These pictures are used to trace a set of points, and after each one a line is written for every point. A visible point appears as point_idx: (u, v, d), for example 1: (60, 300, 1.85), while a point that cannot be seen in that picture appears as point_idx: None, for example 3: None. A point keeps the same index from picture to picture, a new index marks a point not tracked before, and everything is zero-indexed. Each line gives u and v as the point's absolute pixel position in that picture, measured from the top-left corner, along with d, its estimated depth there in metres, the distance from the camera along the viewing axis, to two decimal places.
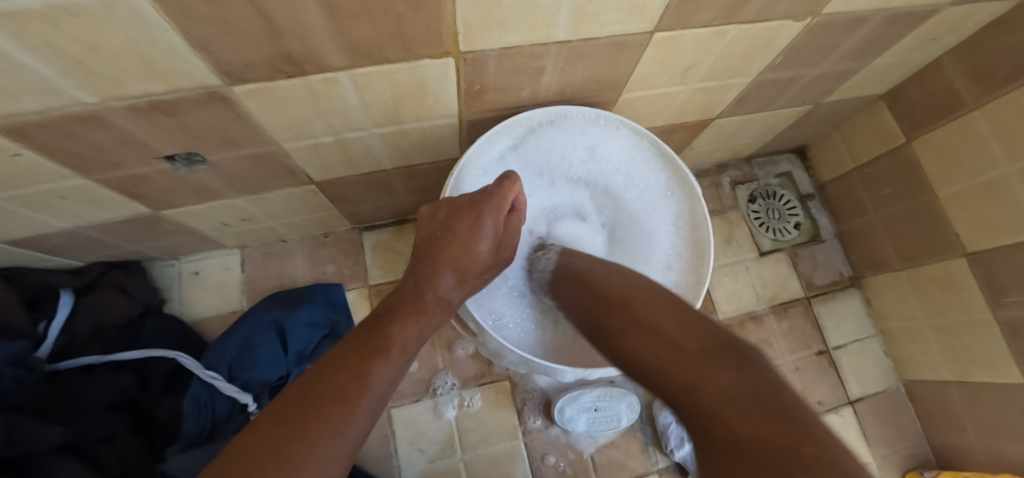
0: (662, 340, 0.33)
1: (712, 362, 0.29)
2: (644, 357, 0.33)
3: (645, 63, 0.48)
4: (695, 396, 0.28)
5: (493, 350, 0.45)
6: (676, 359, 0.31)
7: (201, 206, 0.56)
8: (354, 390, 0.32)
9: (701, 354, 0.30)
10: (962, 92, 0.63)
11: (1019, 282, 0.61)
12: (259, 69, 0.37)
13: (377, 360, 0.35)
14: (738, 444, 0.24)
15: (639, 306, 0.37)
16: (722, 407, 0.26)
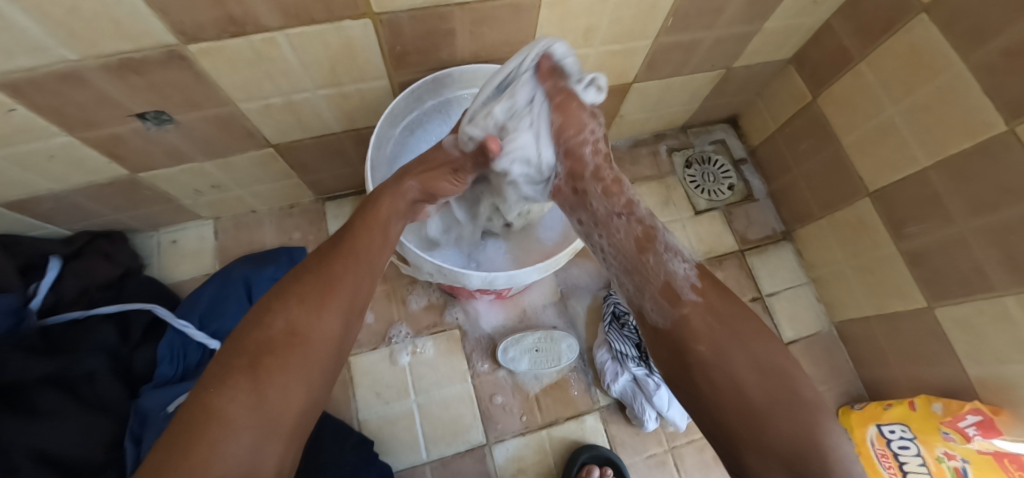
0: (746, 372, 0.34)
1: (775, 390, 0.33)
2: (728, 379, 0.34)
3: (544, 25, 0.56)
4: (754, 418, 0.32)
5: (410, 259, 0.51)
6: (765, 387, 0.33)
7: (173, 169, 0.65)
8: (337, 298, 0.39)
9: (773, 382, 0.33)
10: (852, 49, 0.70)
11: (914, 215, 0.67)
12: (206, 30, 0.45)
13: (351, 269, 0.41)
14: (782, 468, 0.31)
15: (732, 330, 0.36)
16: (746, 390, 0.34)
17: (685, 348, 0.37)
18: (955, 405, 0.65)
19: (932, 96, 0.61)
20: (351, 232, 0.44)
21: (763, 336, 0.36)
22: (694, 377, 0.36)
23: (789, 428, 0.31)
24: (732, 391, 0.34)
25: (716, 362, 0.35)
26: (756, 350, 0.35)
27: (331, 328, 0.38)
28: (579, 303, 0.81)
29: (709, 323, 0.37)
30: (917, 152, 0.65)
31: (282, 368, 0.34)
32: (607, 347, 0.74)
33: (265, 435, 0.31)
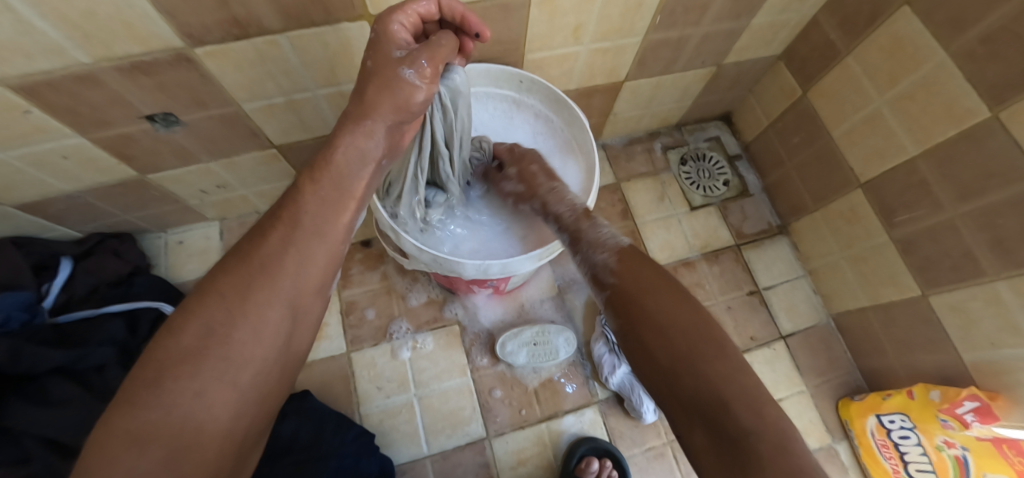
0: (673, 343, 0.36)
1: (699, 359, 0.35)
2: (658, 350, 0.37)
3: (535, 23, 0.59)
4: (678, 387, 0.35)
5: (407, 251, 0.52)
6: (686, 358, 0.35)
7: (180, 170, 0.68)
8: (267, 289, 0.34)
9: (698, 352, 0.35)
10: (838, 43, 0.71)
11: (905, 203, 0.68)
12: (213, 32, 0.48)
13: (288, 254, 0.36)
14: (700, 436, 0.34)
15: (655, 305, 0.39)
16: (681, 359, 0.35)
17: (626, 307, 0.40)
18: (953, 392, 0.65)
19: (916, 86, 0.63)
20: (289, 209, 0.38)
21: (681, 302, 0.39)
22: (630, 336, 0.39)
23: (696, 382, 0.34)
24: (660, 348, 0.37)
25: (643, 324, 0.38)
26: (672, 310, 0.38)
27: (260, 323, 0.33)
28: (577, 297, 0.82)
29: (640, 292, 0.41)
30: (905, 140, 0.66)
31: (200, 373, 0.30)
32: (604, 340, 0.74)
33: (186, 445, 0.28)
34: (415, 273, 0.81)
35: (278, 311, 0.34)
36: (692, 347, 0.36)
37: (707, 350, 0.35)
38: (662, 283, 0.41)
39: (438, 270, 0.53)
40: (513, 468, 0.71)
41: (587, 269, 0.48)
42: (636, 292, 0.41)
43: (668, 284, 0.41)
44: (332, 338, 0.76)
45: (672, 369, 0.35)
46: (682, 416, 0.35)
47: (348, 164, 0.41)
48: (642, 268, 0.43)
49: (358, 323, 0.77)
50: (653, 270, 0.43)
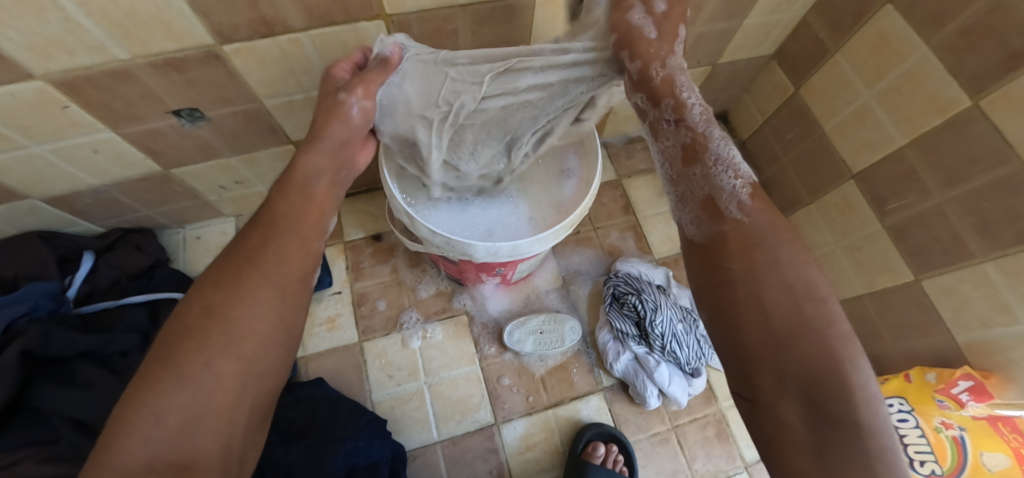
0: (780, 306, 0.32)
1: (811, 327, 0.31)
2: (759, 308, 0.33)
3: (540, 21, 0.63)
4: (775, 353, 0.31)
5: (421, 234, 0.55)
6: (795, 324, 0.31)
7: (202, 165, 0.71)
8: (257, 277, 0.36)
9: (810, 318, 0.31)
10: (827, 40, 0.75)
11: (895, 191, 0.71)
12: (241, 30, 0.51)
13: (272, 250, 0.38)
14: (779, 407, 0.31)
15: (765, 262, 0.34)
16: (784, 319, 0.32)
17: (718, 264, 0.36)
18: (947, 373, 0.67)
19: (900, 79, 0.66)
20: (269, 210, 0.41)
21: (801, 259, 0.34)
22: (721, 296, 0.35)
23: (810, 350, 0.30)
24: (761, 310, 0.32)
25: (749, 281, 0.34)
26: (788, 270, 0.33)
27: (251, 305, 0.35)
28: (581, 288, 0.84)
29: (741, 245, 0.35)
30: (892, 131, 0.69)
31: (202, 350, 0.32)
32: (608, 328, 0.77)
33: (198, 411, 0.31)
34: (424, 266, 0.84)
35: (267, 293, 0.36)
36: (801, 313, 0.32)
37: (821, 316, 0.31)
38: (782, 238, 0.35)
39: (454, 253, 0.55)
40: (521, 453, 0.72)
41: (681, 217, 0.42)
42: (740, 244, 0.35)
43: (789, 238, 0.35)
44: (345, 328, 0.79)
45: (779, 336, 0.31)
46: (769, 387, 0.31)
47: (307, 175, 0.43)
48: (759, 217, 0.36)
49: (370, 314, 0.80)
50: (768, 220, 0.36)
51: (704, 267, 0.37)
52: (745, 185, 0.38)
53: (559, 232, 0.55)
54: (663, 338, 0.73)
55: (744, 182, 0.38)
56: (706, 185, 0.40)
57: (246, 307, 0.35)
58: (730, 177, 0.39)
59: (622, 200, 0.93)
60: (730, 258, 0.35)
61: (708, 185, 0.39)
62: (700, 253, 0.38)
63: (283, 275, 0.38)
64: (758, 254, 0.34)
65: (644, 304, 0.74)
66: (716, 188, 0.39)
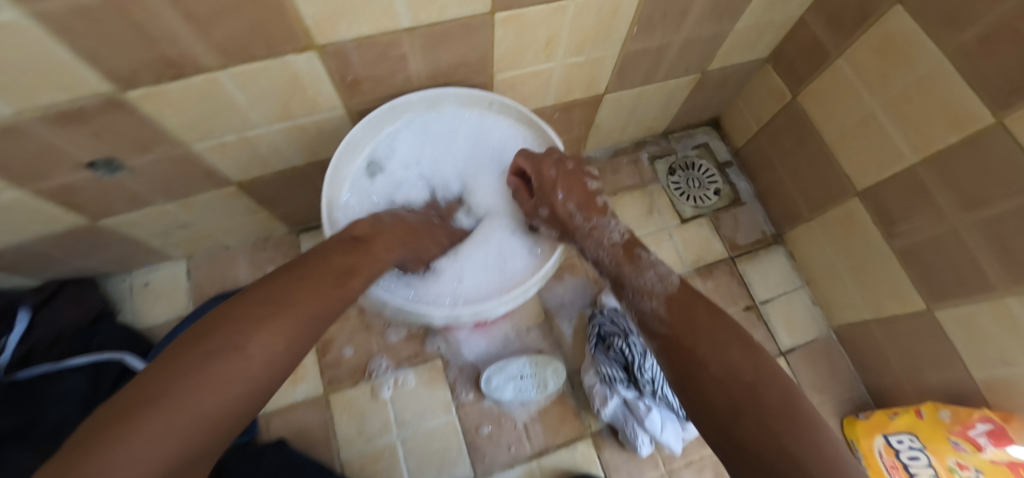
0: (733, 392, 0.35)
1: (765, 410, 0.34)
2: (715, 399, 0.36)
3: (502, 40, 0.55)
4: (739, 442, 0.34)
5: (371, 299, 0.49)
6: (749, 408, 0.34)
7: (134, 214, 0.63)
8: (253, 345, 0.32)
9: (761, 399, 0.34)
10: (828, 43, 0.67)
11: (905, 212, 0.64)
12: (144, 74, 0.44)
13: (290, 310, 0.35)
14: None
15: (713, 353, 0.38)
16: (739, 407, 0.35)
17: (678, 355, 0.40)
18: (964, 412, 0.61)
19: (910, 88, 0.58)
20: (298, 269, 0.39)
21: (736, 347, 0.38)
22: (688, 384, 0.38)
23: (763, 432, 0.33)
24: (722, 394, 0.36)
25: (704, 370, 0.37)
26: (729, 357, 0.37)
27: (230, 382, 0.29)
28: (566, 323, 0.78)
29: (691, 345, 0.39)
30: (901, 146, 0.62)
31: (149, 425, 0.25)
32: (595, 370, 0.70)
33: None
34: None
35: (252, 366, 0.31)
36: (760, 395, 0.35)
37: (772, 395, 0.35)
38: (721, 331, 0.40)
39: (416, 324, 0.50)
40: None
41: (632, 314, 0.46)
42: (688, 336, 0.40)
43: (723, 329, 0.40)
44: (309, 380, 0.72)
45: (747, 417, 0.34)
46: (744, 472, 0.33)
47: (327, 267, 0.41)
48: (692, 309, 0.42)
49: (336, 362, 0.73)
50: (703, 313, 0.41)
51: (667, 359, 0.41)
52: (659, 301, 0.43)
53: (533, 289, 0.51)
54: (653, 383, 0.67)
55: (671, 284, 0.45)
56: (636, 292, 0.46)
57: (230, 380, 0.30)
58: (659, 282, 0.45)
59: None
60: (678, 350, 0.40)
61: (636, 289, 0.46)
62: (662, 348, 0.42)
63: (284, 349, 0.34)
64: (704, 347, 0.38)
65: (631, 349, 0.68)
66: (648, 292, 0.45)
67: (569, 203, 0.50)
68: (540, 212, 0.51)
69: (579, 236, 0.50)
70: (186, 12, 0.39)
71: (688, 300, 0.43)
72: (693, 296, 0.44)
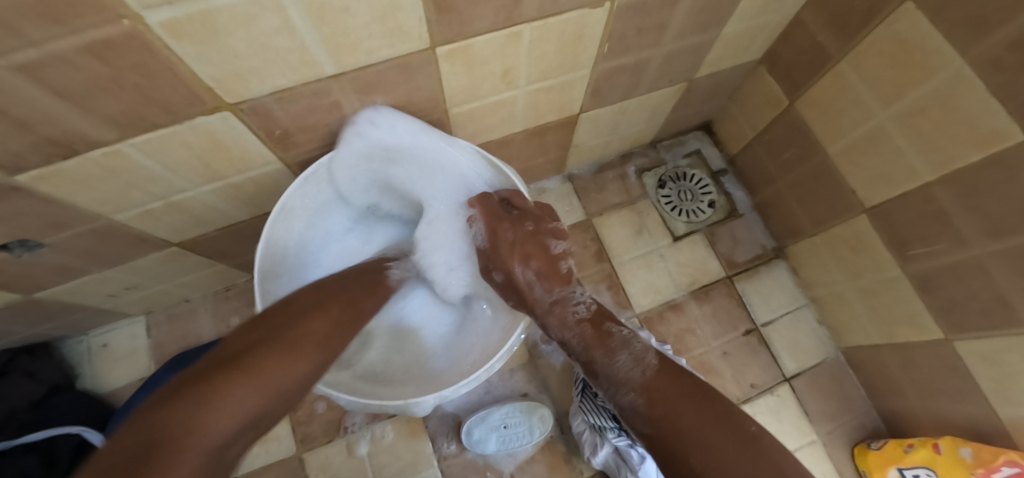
0: None
1: None
2: None
3: (449, 76, 0.48)
4: None
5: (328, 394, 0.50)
6: None
7: (73, 283, 0.58)
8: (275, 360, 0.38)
9: None
10: (827, 45, 0.59)
11: (919, 234, 0.57)
12: (29, 156, 0.38)
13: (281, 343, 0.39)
14: None
15: (711, 450, 0.32)
16: None
17: (671, 459, 0.34)
18: (988, 454, 0.55)
19: (926, 99, 0.50)
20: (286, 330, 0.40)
21: (729, 441, 0.33)
22: None
23: None
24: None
25: None
26: (730, 456, 0.32)
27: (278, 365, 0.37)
28: (554, 362, 0.72)
29: (688, 434, 0.34)
30: (915, 163, 0.55)
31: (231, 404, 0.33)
32: (583, 416, 0.65)
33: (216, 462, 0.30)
34: None
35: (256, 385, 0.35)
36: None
37: None
38: (719, 415, 0.35)
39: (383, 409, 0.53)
40: None
41: (613, 407, 0.41)
42: (675, 435, 0.34)
43: (720, 418, 0.35)
44: (280, 440, 0.68)
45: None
46: None
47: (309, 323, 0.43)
48: (676, 398, 0.37)
49: (308, 419, 0.69)
50: (689, 401, 0.36)
51: (663, 464, 0.35)
52: (639, 397, 0.38)
53: (480, 376, 0.52)
54: None
55: (650, 366, 0.40)
56: (614, 381, 0.41)
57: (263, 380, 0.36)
58: (635, 365, 0.41)
59: (594, 245, 0.81)
60: (666, 448, 0.35)
61: (613, 377, 0.41)
62: (654, 449, 0.36)
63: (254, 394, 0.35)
64: (693, 451, 0.33)
65: None
66: (626, 382, 0.40)
67: (530, 272, 0.49)
68: (496, 276, 0.51)
69: (541, 309, 0.48)
70: (55, 89, 0.33)
71: (673, 388, 0.38)
72: (679, 379, 0.39)
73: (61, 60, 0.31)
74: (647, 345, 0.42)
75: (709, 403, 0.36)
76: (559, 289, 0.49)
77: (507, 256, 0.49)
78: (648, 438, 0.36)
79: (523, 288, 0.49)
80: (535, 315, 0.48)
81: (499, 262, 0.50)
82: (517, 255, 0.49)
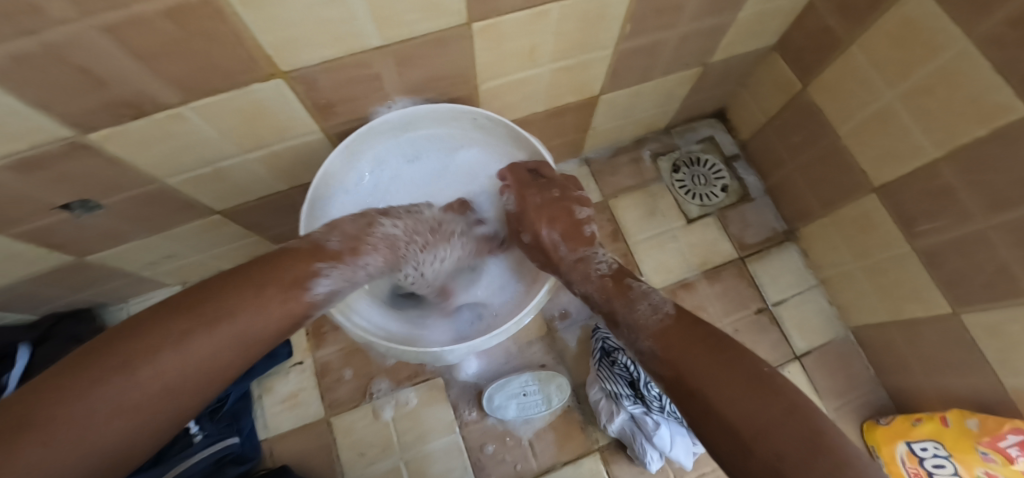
0: (744, 422, 0.33)
1: (790, 446, 0.31)
2: (726, 432, 0.34)
3: (481, 53, 0.51)
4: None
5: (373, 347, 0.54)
6: (766, 443, 0.32)
7: (120, 248, 0.62)
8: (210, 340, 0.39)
9: (784, 432, 0.32)
10: (837, 29, 0.61)
11: (925, 211, 0.59)
12: (101, 116, 0.41)
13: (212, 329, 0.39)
14: None
15: (723, 392, 0.35)
16: (763, 442, 0.32)
17: (685, 395, 0.37)
18: (993, 424, 0.57)
19: (933, 78, 0.53)
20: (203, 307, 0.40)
21: (741, 383, 0.35)
22: (700, 419, 0.36)
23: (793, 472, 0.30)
24: (737, 450, 0.33)
25: (712, 419, 0.35)
26: (740, 396, 0.35)
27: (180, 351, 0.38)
28: (569, 335, 0.75)
29: (701, 375, 0.37)
30: (923, 141, 0.57)
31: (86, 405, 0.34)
32: (600, 385, 0.68)
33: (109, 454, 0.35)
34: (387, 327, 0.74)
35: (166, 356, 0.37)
36: (775, 439, 0.32)
37: (794, 430, 0.32)
38: (730, 359, 0.37)
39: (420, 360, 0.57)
40: None
41: (632, 353, 0.44)
42: (690, 377, 0.37)
43: (733, 362, 0.37)
44: (309, 404, 0.71)
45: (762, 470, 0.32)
46: None
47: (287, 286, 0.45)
48: (691, 344, 0.39)
49: (335, 385, 0.72)
50: (703, 346, 0.39)
51: (676, 400, 0.38)
52: (654, 343, 0.41)
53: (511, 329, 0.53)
54: (661, 398, 0.65)
55: (667, 314, 0.43)
56: (634, 329, 0.43)
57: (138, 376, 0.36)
58: (651, 314, 0.43)
59: (609, 226, 0.84)
60: (680, 387, 0.38)
61: (633, 325, 0.43)
62: (669, 389, 0.39)
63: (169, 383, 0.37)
64: (706, 390, 0.36)
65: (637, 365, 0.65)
66: (645, 330, 0.42)
67: (554, 233, 0.53)
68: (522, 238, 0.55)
69: (566, 266, 0.51)
70: (131, 50, 0.36)
71: (688, 335, 0.40)
72: (695, 328, 0.41)
73: (141, 22, 0.34)
74: (664, 295, 0.44)
75: (721, 348, 0.38)
76: (583, 248, 0.52)
77: (535, 218, 0.54)
78: (664, 378, 0.39)
79: (548, 248, 0.52)
80: (560, 272, 0.52)
81: (528, 224, 0.54)
82: (544, 218, 0.53)
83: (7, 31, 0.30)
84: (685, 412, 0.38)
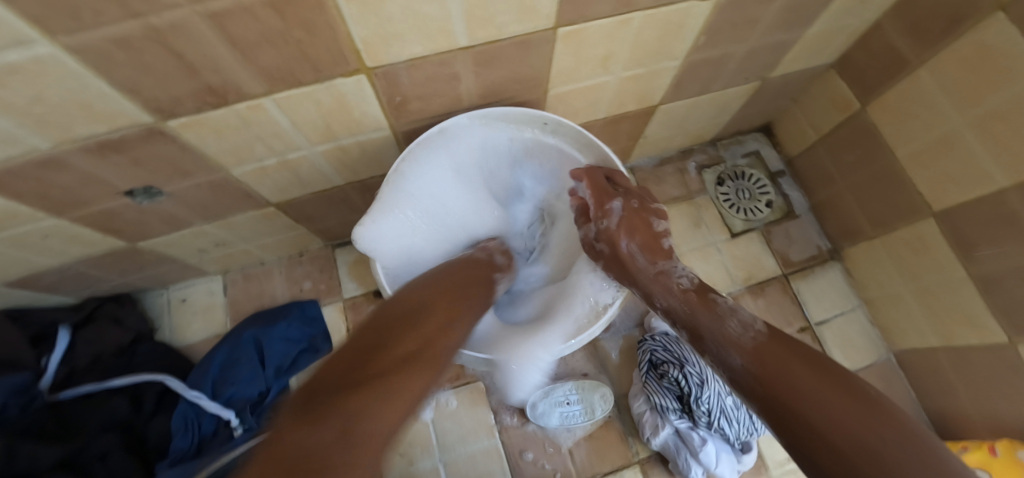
0: (850, 438, 0.32)
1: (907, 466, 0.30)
2: (830, 447, 0.33)
3: (558, 57, 0.51)
4: None
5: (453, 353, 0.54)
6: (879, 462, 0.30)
7: (173, 234, 0.62)
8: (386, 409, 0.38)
9: (901, 454, 0.31)
10: (906, 50, 0.61)
11: (990, 239, 0.58)
12: (185, 103, 0.41)
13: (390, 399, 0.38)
14: None
15: (825, 406, 0.35)
16: (874, 461, 0.31)
17: (778, 408, 0.37)
18: None
19: (1010, 106, 0.52)
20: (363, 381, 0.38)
21: (843, 401, 0.35)
22: (796, 434, 0.35)
23: None
24: (844, 472, 0.31)
25: (811, 434, 0.34)
26: (843, 411, 0.34)
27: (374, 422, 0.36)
28: (612, 345, 0.75)
29: (800, 390, 0.36)
30: (992, 168, 0.56)
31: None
32: (645, 397, 0.67)
33: None
34: None
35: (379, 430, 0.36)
36: (893, 464, 0.30)
37: (909, 453, 0.31)
38: (829, 377, 0.37)
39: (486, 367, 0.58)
40: None
41: (721, 371, 0.44)
42: (790, 394, 0.36)
43: (834, 382, 0.37)
44: None
45: None
46: None
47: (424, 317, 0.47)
48: (787, 362, 0.39)
49: None
50: (801, 364, 0.38)
51: (769, 417, 0.38)
52: (742, 357, 0.41)
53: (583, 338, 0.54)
54: (709, 415, 0.63)
55: (759, 332, 0.43)
56: (722, 343, 0.43)
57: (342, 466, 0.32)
58: (742, 330, 0.43)
59: None
60: (775, 400, 0.37)
61: (720, 339, 0.44)
62: (760, 405, 0.39)
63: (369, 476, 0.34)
64: (807, 405, 0.35)
65: (688, 379, 0.63)
66: (735, 344, 0.42)
67: (633, 245, 0.56)
68: (603, 246, 0.59)
69: (645, 278, 0.54)
70: (230, 39, 0.35)
71: (782, 352, 0.40)
72: (788, 346, 0.41)
73: (244, 11, 0.33)
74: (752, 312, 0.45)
75: (822, 368, 0.38)
76: (662, 262, 0.55)
77: (614, 227, 0.58)
78: (754, 389, 0.39)
79: (627, 259, 0.56)
80: (639, 282, 0.54)
81: (608, 234, 0.58)
82: (624, 229, 0.57)
83: (115, 13, 0.29)
84: (777, 428, 0.37)
